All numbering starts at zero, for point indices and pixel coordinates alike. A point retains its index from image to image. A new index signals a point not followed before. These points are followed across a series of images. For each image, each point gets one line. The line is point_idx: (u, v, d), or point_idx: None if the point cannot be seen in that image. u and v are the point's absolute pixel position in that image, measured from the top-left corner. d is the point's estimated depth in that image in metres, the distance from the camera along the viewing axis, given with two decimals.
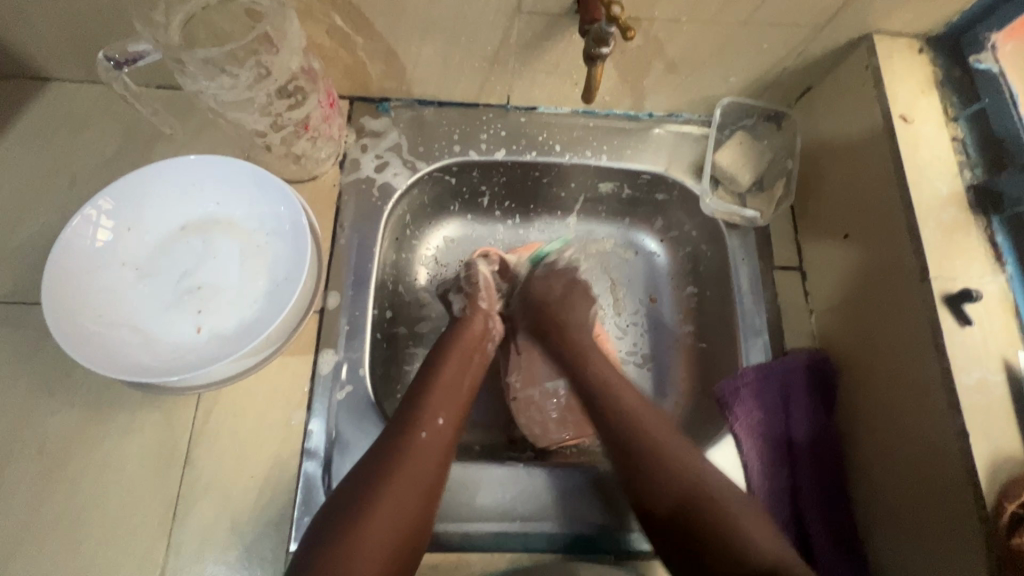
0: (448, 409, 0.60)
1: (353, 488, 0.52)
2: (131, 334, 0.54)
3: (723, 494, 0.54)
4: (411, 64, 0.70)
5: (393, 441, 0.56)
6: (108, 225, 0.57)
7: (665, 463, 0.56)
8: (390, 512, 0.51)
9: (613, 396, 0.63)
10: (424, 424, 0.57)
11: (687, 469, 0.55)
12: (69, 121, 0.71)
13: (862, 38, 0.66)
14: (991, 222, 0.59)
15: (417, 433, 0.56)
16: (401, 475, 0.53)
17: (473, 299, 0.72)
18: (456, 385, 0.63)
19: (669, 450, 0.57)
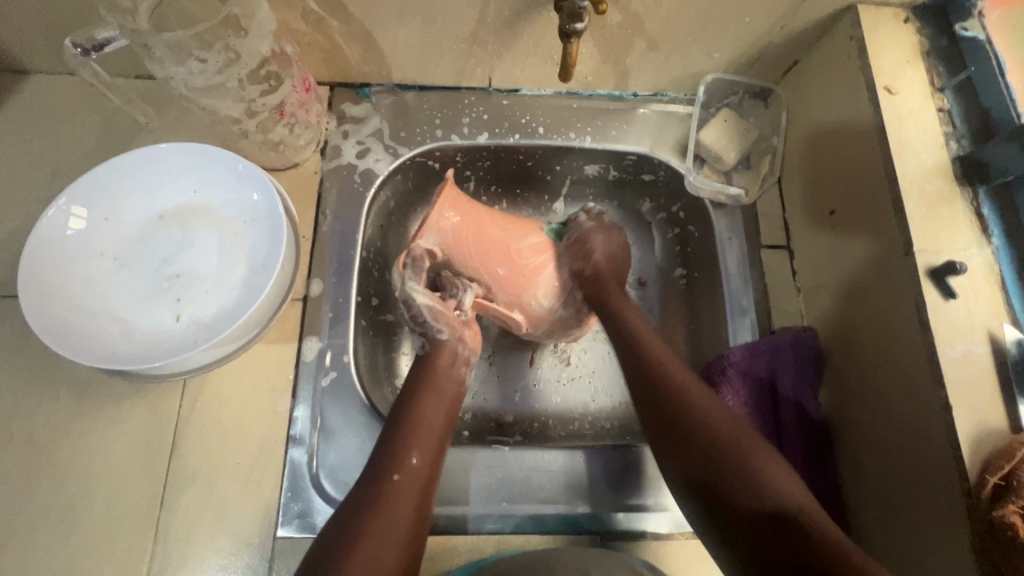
0: (424, 445, 0.57)
1: (327, 545, 0.48)
2: (109, 323, 0.54)
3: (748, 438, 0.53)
4: (388, 47, 0.69)
5: (370, 492, 0.52)
6: (85, 215, 0.57)
7: (691, 411, 0.55)
8: (369, 563, 0.47)
9: (639, 347, 0.63)
10: (397, 467, 0.54)
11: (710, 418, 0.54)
12: (47, 114, 0.70)
13: (847, 9, 0.65)
14: (977, 194, 0.58)
15: (389, 476, 0.53)
16: (378, 522, 0.50)
17: (430, 333, 0.66)
18: (435, 426, 0.59)
19: (699, 399, 0.56)
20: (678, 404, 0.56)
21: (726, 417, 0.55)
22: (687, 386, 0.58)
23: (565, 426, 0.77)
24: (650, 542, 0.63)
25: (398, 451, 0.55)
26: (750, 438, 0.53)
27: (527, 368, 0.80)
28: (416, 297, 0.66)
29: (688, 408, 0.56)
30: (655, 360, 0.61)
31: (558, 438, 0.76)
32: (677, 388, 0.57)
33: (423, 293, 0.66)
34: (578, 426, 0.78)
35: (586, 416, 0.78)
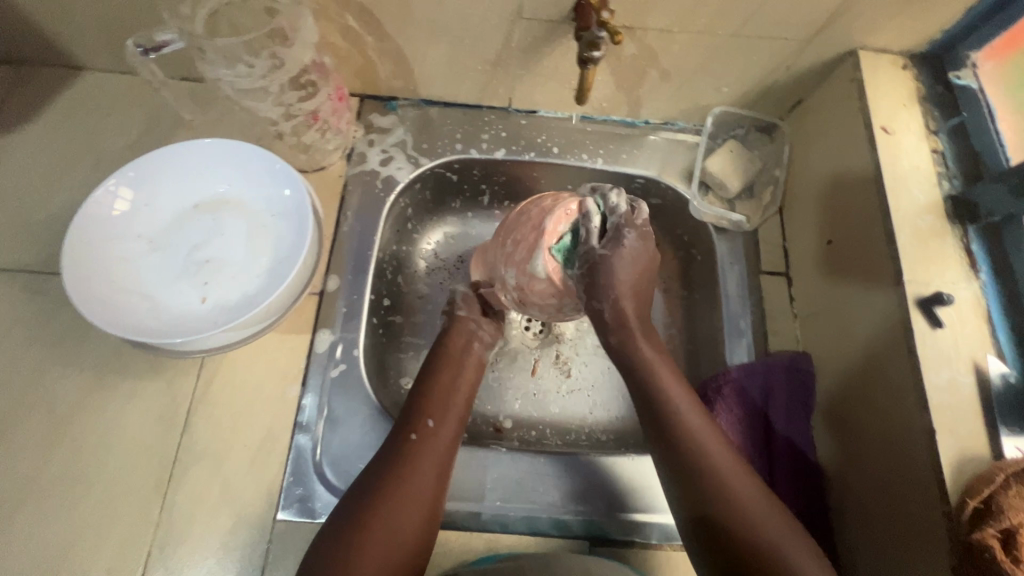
0: (438, 410, 0.62)
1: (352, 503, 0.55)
2: (140, 300, 0.58)
3: (766, 515, 0.52)
4: (417, 64, 0.74)
5: (388, 467, 0.57)
6: (129, 197, 0.61)
7: (733, 499, 0.53)
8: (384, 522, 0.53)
9: (669, 412, 0.58)
10: (415, 428, 0.60)
11: (748, 507, 0.53)
12: (98, 106, 0.76)
13: (848, 54, 0.69)
14: (967, 232, 0.61)
15: (407, 435, 0.59)
16: (394, 480, 0.56)
17: (451, 309, 0.73)
18: (450, 390, 0.65)
19: (725, 470, 0.55)
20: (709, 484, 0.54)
21: (742, 481, 0.54)
22: (722, 467, 0.55)
23: (562, 436, 0.79)
24: (638, 550, 0.65)
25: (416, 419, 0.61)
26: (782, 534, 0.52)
27: (527, 377, 0.82)
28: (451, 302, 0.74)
29: (726, 501, 0.53)
30: (690, 438, 0.57)
31: (554, 445, 0.78)
32: (711, 469, 0.55)
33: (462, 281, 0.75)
34: (574, 437, 0.80)
35: (584, 427, 0.80)
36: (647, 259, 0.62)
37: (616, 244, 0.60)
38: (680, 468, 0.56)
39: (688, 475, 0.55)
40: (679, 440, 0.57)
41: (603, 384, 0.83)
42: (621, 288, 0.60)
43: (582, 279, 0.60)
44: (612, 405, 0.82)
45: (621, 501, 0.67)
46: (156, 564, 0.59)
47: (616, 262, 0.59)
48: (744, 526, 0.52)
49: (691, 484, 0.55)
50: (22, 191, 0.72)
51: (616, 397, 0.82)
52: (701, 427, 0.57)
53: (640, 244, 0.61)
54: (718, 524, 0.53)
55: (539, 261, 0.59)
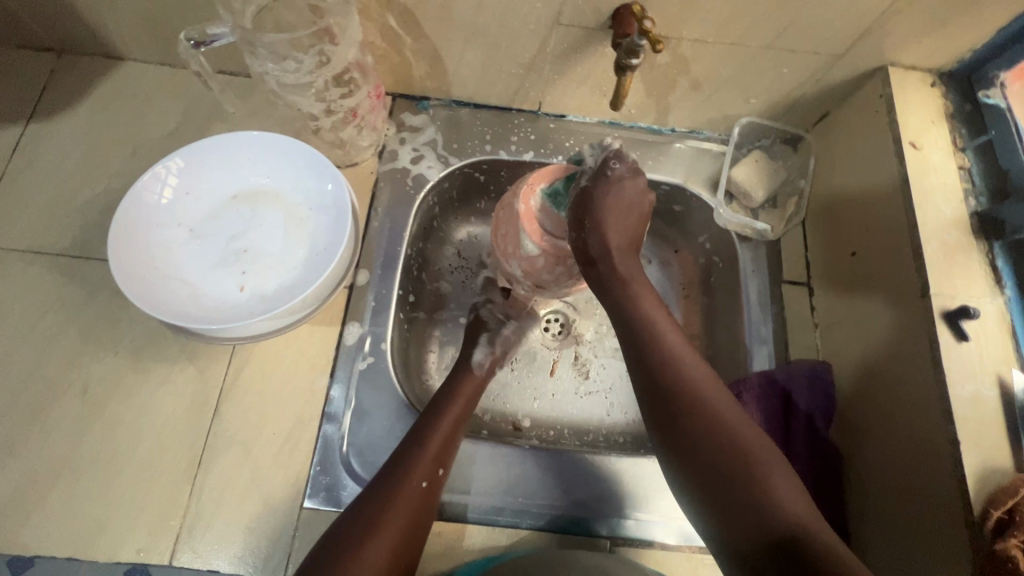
0: (449, 460, 0.61)
1: (345, 535, 0.53)
2: (181, 287, 0.60)
3: (761, 451, 0.51)
4: (453, 65, 0.75)
5: (386, 506, 0.55)
6: (172, 185, 0.63)
7: (729, 435, 0.51)
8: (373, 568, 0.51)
9: (660, 351, 0.57)
10: (427, 475, 0.58)
11: (724, 425, 0.52)
12: (138, 95, 0.77)
13: (878, 70, 0.71)
14: (993, 248, 0.62)
15: (417, 480, 0.57)
16: (392, 524, 0.54)
17: (496, 360, 0.75)
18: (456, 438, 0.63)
19: (716, 409, 0.53)
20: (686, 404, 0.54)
21: (736, 417, 0.53)
22: (696, 386, 0.55)
23: (580, 436, 0.80)
24: (657, 551, 0.65)
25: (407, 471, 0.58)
26: (760, 449, 0.51)
27: (546, 377, 0.83)
28: (476, 354, 0.73)
29: (704, 417, 0.53)
30: (681, 376, 0.55)
31: (572, 444, 0.79)
32: (702, 406, 0.53)
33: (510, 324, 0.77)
34: (593, 437, 0.80)
35: (601, 428, 0.81)
36: (636, 197, 0.61)
37: (601, 181, 0.60)
38: (668, 407, 0.54)
39: (676, 413, 0.54)
40: (669, 377, 0.55)
41: (621, 386, 0.83)
42: (603, 221, 0.59)
43: (573, 216, 0.60)
44: (630, 407, 0.82)
45: (639, 501, 0.67)
46: (185, 547, 0.60)
47: (602, 195, 0.59)
48: (734, 458, 0.50)
49: (679, 422, 0.53)
50: (62, 176, 0.73)
51: (634, 399, 0.83)
52: (695, 368, 0.56)
53: (631, 181, 0.61)
54: (705, 457, 0.51)
55: (527, 242, 0.63)
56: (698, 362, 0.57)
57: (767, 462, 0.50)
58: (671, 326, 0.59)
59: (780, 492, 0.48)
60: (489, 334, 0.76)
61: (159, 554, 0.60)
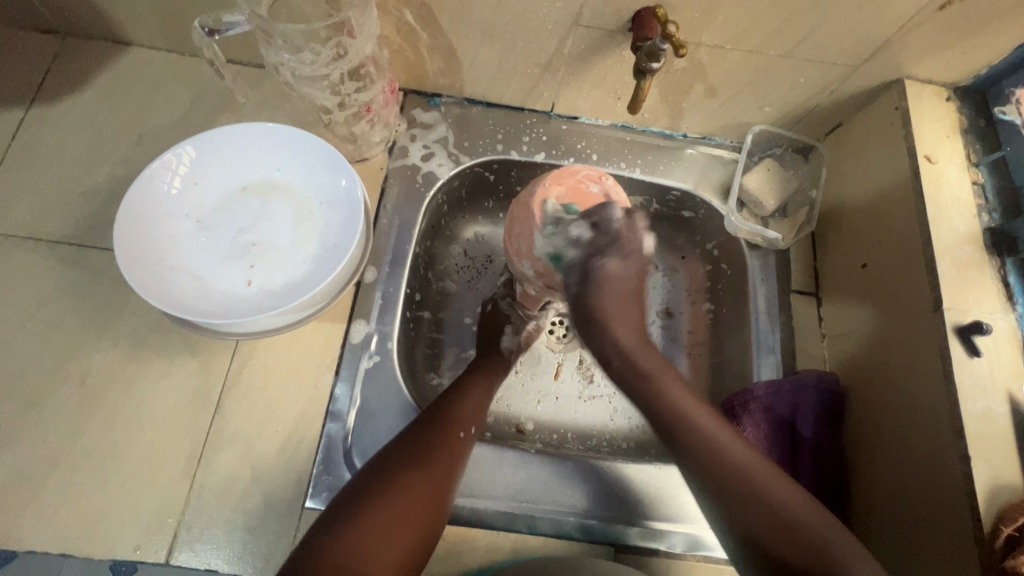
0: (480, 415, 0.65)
1: (382, 465, 0.57)
2: (187, 279, 0.59)
3: (798, 507, 0.54)
4: (468, 63, 0.74)
5: (423, 443, 0.59)
6: (181, 174, 0.62)
7: (765, 497, 0.54)
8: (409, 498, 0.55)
9: (677, 419, 0.59)
10: (465, 426, 0.62)
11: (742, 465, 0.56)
12: (145, 82, 0.75)
13: (894, 83, 0.71)
14: (1005, 264, 0.62)
15: (457, 432, 0.61)
16: (429, 464, 0.58)
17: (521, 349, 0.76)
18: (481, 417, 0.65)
19: (740, 461, 0.56)
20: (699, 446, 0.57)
21: (768, 476, 0.55)
22: (703, 424, 0.59)
23: (584, 440, 0.80)
24: (661, 559, 0.65)
25: (416, 443, 0.59)
26: (777, 488, 0.55)
27: (551, 380, 0.83)
28: (504, 341, 0.75)
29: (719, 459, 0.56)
30: (705, 439, 0.58)
31: (575, 449, 0.78)
32: (734, 467, 0.56)
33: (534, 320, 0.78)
34: (596, 442, 0.80)
35: (605, 433, 0.80)
36: (631, 279, 0.63)
37: (598, 273, 0.61)
38: (699, 472, 0.57)
39: (712, 480, 0.56)
40: (700, 445, 0.57)
41: (625, 391, 0.83)
42: (613, 321, 0.62)
43: (576, 311, 0.63)
44: (634, 412, 0.82)
45: (645, 508, 0.67)
46: (183, 544, 0.59)
47: (599, 293, 0.61)
48: (754, 491, 0.55)
49: (723, 491, 0.55)
50: (64, 161, 0.71)
51: (638, 405, 0.82)
52: (706, 425, 0.58)
53: (623, 265, 0.62)
54: (758, 521, 0.53)
55: (531, 261, 0.66)
56: (711, 417, 0.59)
57: (811, 520, 0.53)
58: (674, 382, 0.62)
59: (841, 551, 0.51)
60: (516, 326, 0.77)
61: (156, 551, 0.59)
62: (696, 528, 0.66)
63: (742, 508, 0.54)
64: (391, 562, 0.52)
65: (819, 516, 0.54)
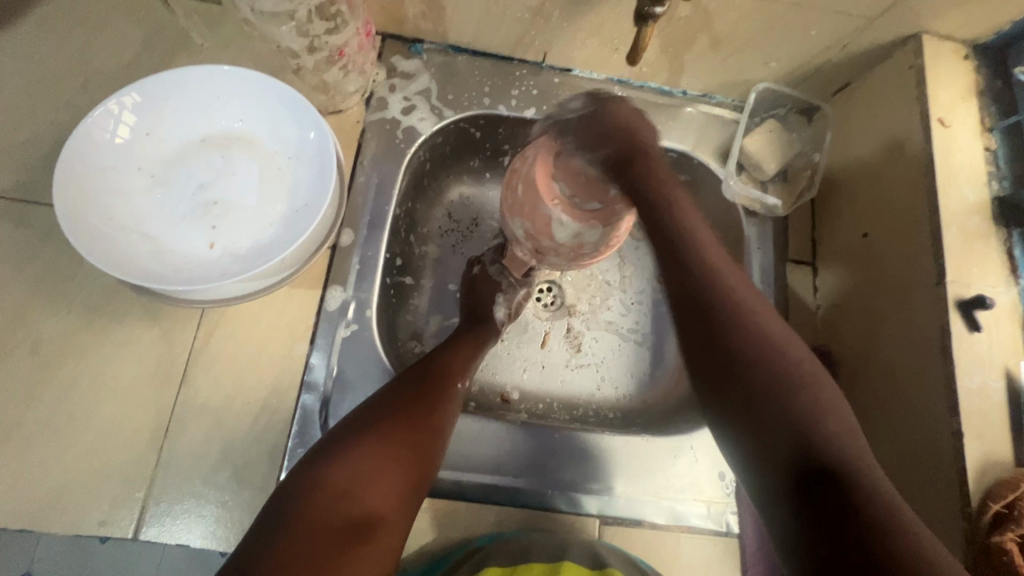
0: (467, 372, 0.64)
1: (375, 407, 0.56)
2: (143, 241, 0.55)
3: (832, 418, 0.44)
4: (452, 4, 0.67)
5: (422, 389, 0.58)
6: (128, 123, 0.56)
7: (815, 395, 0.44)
8: (404, 440, 0.54)
9: (738, 319, 0.47)
10: (460, 376, 0.62)
11: (772, 338, 0.46)
12: (87, 16, 0.67)
13: (911, 38, 0.65)
14: (1011, 235, 0.59)
15: (454, 382, 0.61)
16: (425, 411, 0.56)
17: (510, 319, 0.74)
18: (466, 372, 0.64)
19: (780, 351, 0.46)
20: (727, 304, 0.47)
21: (800, 351, 0.46)
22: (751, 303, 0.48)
23: (570, 410, 0.77)
24: (646, 530, 0.64)
25: (417, 388, 0.58)
26: (813, 372, 0.46)
27: (537, 349, 0.80)
28: (495, 311, 0.72)
29: (751, 328, 0.47)
30: (733, 301, 0.48)
31: (562, 419, 0.76)
32: (779, 361, 0.45)
33: (522, 292, 0.75)
34: (583, 412, 0.78)
35: (592, 402, 0.78)
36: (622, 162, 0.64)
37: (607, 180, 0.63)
38: (753, 388, 0.45)
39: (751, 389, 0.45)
40: (734, 323, 0.47)
41: (614, 361, 0.80)
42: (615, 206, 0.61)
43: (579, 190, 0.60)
44: (622, 381, 0.79)
45: (631, 479, 0.66)
46: (152, 519, 0.57)
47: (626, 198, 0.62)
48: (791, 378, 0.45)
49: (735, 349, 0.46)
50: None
51: (627, 374, 0.80)
52: (770, 338, 0.46)
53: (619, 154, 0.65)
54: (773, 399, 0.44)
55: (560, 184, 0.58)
56: (779, 321, 0.48)
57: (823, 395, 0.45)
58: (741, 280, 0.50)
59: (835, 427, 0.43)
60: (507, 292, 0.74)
61: (123, 526, 0.56)
62: (683, 500, 0.65)
63: (769, 387, 0.44)
64: (391, 497, 0.51)
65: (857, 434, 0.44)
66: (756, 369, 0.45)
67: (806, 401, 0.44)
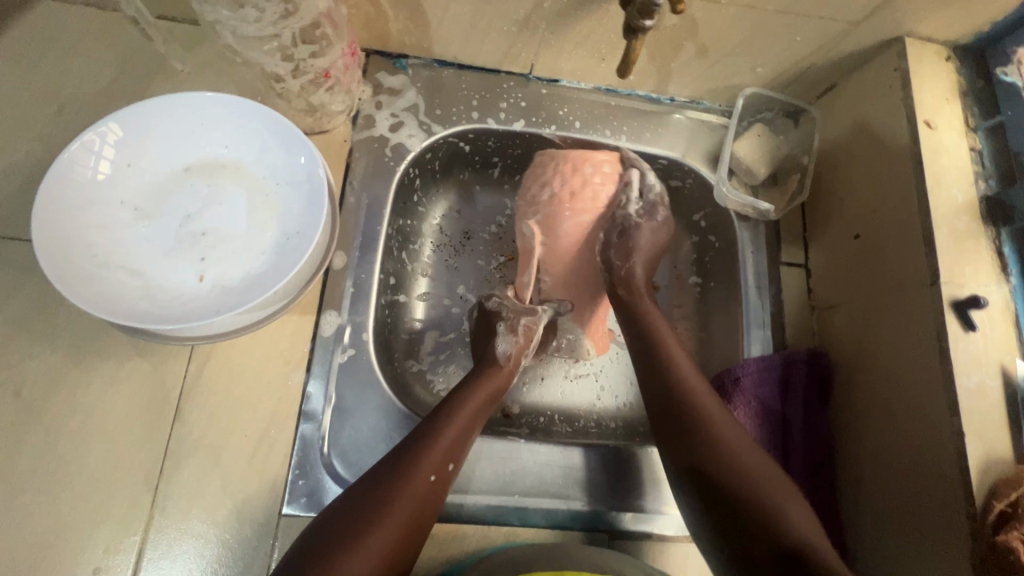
0: (461, 452, 0.57)
1: (363, 492, 0.52)
2: (128, 277, 0.53)
3: (781, 487, 0.53)
4: (437, 20, 0.66)
5: (405, 472, 0.53)
6: (109, 157, 0.54)
7: (790, 515, 0.51)
8: (382, 535, 0.49)
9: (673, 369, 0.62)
10: (455, 457, 0.56)
11: (753, 461, 0.55)
12: (59, 43, 0.64)
13: (894, 41, 0.66)
14: (1000, 234, 0.60)
15: (445, 464, 0.55)
16: (403, 500, 0.51)
17: (517, 350, 0.67)
18: (460, 445, 0.57)
19: (722, 430, 0.57)
20: (702, 432, 0.57)
21: (762, 464, 0.55)
22: (714, 415, 0.58)
23: (571, 422, 0.76)
24: (654, 543, 0.64)
25: (415, 462, 0.54)
26: (774, 477, 0.54)
27: (536, 363, 0.79)
28: (500, 344, 0.67)
29: (718, 453, 0.56)
30: (679, 392, 0.60)
31: (564, 433, 0.74)
32: (717, 434, 0.57)
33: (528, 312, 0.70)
34: (585, 423, 0.76)
35: (592, 413, 0.77)
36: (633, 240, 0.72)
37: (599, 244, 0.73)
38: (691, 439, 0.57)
39: (693, 449, 0.57)
40: (703, 431, 0.57)
41: (612, 369, 0.80)
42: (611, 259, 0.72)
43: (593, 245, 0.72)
44: (621, 391, 0.79)
45: (637, 490, 0.65)
46: (150, 564, 0.55)
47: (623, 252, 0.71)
48: (751, 488, 0.53)
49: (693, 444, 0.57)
50: None
51: (626, 383, 0.79)
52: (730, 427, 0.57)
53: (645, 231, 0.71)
54: (730, 482, 0.54)
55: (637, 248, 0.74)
56: (709, 394, 0.61)
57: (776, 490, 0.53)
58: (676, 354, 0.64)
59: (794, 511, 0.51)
60: (508, 323, 0.68)
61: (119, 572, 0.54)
62: None
63: (729, 482, 0.54)
64: None
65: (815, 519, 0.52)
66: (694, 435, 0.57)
67: (757, 474, 0.54)
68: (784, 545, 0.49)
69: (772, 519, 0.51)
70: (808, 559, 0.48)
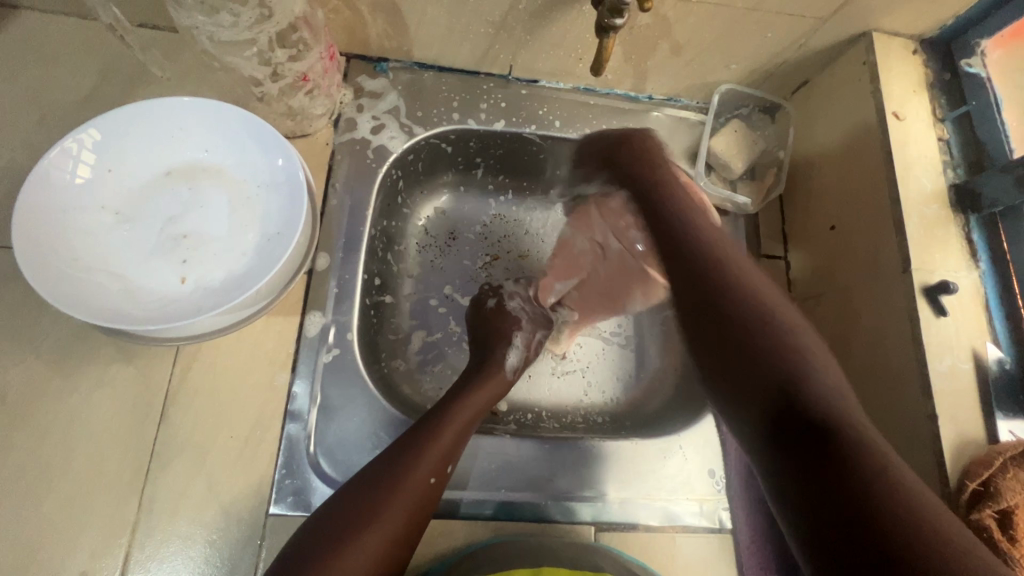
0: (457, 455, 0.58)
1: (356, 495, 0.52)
2: (110, 279, 0.53)
3: (796, 331, 0.53)
4: (415, 23, 0.67)
5: (400, 475, 0.53)
6: (88, 161, 0.55)
7: (817, 386, 0.47)
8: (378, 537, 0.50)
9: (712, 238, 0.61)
10: (451, 460, 0.57)
11: (796, 324, 0.53)
12: (40, 52, 0.65)
13: (862, 36, 0.68)
14: (969, 221, 0.62)
15: (443, 468, 0.56)
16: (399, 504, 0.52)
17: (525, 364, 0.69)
18: (456, 447, 0.58)
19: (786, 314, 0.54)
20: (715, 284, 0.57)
21: (778, 309, 0.55)
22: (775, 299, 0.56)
23: (559, 418, 0.76)
24: (641, 533, 0.65)
25: (412, 466, 0.54)
26: (803, 336, 0.52)
27: None
28: (509, 356, 0.68)
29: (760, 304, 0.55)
30: (759, 301, 0.55)
31: (551, 429, 0.74)
32: (770, 337, 0.52)
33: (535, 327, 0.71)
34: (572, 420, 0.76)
35: (579, 409, 0.77)
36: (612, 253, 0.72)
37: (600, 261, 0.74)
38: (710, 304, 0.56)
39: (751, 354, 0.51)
40: (744, 294, 0.56)
41: (598, 364, 0.80)
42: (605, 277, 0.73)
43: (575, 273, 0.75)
44: (608, 386, 0.79)
45: (624, 481, 0.66)
46: (137, 566, 0.55)
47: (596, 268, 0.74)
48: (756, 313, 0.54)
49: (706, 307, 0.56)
50: None
51: (611, 379, 0.79)
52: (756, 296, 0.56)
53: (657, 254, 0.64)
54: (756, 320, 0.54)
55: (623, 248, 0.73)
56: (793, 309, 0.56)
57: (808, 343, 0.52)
58: (773, 292, 0.57)
59: (816, 370, 0.49)
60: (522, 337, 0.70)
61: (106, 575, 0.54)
62: (674, 501, 0.66)
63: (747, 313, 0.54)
64: None
65: (843, 383, 0.49)
66: (731, 295, 0.56)
67: (780, 321, 0.53)
68: (808, 415, 0.45)
69: (798, 379, 0.48)
70: (835, 431, 0.43)
